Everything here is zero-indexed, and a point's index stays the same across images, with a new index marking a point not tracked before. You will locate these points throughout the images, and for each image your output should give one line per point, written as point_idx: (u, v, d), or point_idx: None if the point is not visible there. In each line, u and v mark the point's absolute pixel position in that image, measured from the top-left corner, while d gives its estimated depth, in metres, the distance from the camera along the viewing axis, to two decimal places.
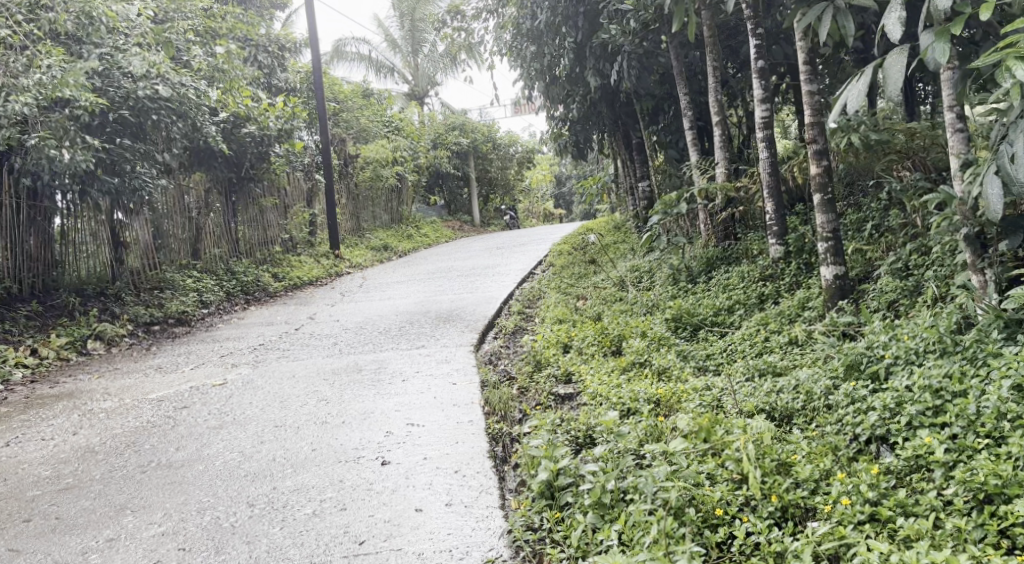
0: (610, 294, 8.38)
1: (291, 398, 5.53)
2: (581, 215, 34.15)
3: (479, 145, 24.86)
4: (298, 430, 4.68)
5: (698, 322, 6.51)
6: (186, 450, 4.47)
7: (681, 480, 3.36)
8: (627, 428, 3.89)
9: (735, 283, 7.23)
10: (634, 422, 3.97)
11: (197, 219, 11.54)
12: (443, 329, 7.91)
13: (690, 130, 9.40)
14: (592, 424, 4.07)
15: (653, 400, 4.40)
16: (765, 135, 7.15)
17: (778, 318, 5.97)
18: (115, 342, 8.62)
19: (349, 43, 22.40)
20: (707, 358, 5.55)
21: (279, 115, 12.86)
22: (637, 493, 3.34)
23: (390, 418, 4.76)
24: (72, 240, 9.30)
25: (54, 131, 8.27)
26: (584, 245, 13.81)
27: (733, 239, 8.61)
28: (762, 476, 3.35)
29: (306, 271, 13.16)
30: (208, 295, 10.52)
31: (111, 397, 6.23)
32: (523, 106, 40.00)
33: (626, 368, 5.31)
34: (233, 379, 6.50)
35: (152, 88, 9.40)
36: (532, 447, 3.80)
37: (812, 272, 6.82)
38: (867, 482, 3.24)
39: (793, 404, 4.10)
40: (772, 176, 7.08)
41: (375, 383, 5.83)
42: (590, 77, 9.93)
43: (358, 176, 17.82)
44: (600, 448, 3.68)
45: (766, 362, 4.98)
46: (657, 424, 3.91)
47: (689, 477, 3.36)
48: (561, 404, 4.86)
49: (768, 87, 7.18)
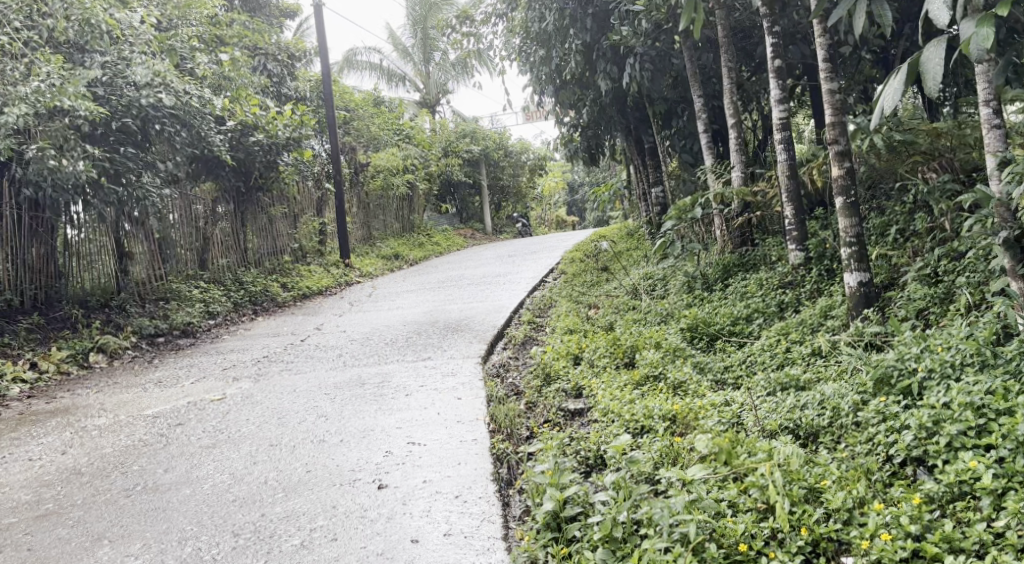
0: (623, 302, 8.13)
1: (289, 414, 5.30)
2: (594, 223, 33.88)
3: (491, 152, 24.67)
4: (293, 450, 4.45)
5: (715, 331, 6.24)
6: (175, 471, 4.25)
7: (701, 511, 3.10)
8: (641, 450, 3.63)
9: (753, 291, 6.95)
10: (648, 444, 3.71)
11: (205, 228, 11.37)
12: (451, 340, 7.67)
13: (705, 133, 9.14)
14: (605, 445, 3.83)
15: (669, 417, 4.13)
16: (783, 136, 6.89)
17: (800, 328, 5.70)
18: (118, 355, 8.43)
19: (360, 51, 22.35)
20: (725, 370, 5.29)
21: (287, 124, 12.62)
22: (651, 526, 3.09)
23: (391, 436, 4.52)
24: (75, 251, 9.10)
25: (54, 140, 8.08)
26: (596, 252, 13.55)
27: (750, 245, 8.35)
28: (790, 507, 3.09)
29: (315, 280, 12.96)
30: (214, 306, 10.33)
31: (106, 413, 6.02)
32: (536, 114, 39.79)
33: (640, 382, 5.02)
34: (233, 394, 6.29)
35: (155, 96, 9.20)
36: (539, 472, 3.55)
37: (834, 278, 6.55)
38: (908, 514, 2.97)
39: (818, 421, 3.83)
40: (791, 179, 6.85)
41: (377, 397, 5.59)
42: (601, 80, 9.70)
43: (369, 185, 17.66)
44: (614, 474, 3.43)
45: (788, 375, 4.71)
46: (673, 444, 3.65)
47: (710, 508, 3.11)
48: (571, 421, 4.60)
49: (786, 87, 6.89)
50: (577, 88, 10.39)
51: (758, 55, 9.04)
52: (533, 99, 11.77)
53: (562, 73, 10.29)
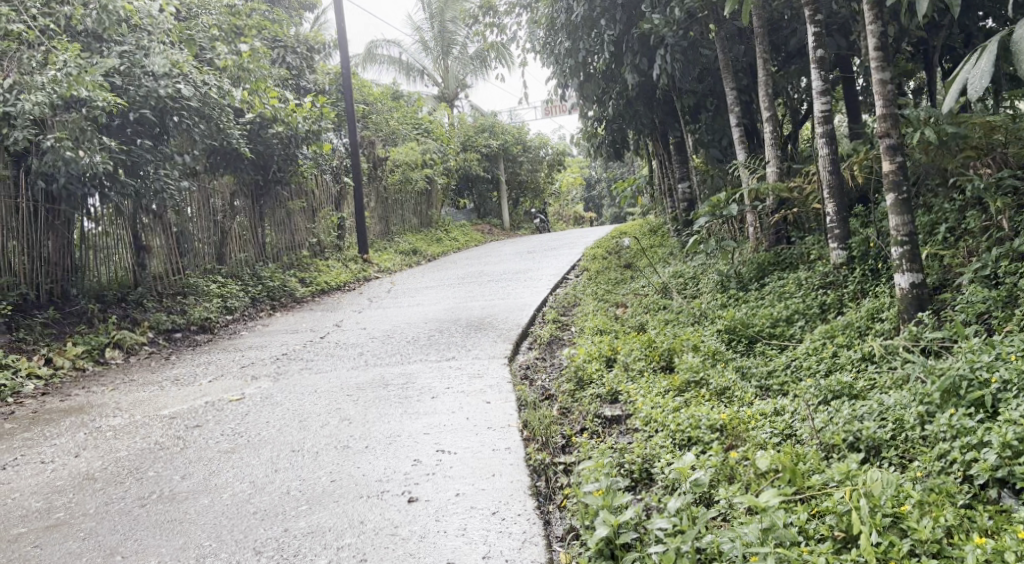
0: (653, 302, 7.86)
1: (311, 417, 5.07)
2: (611, 219, 33.62)
3: (509, 147, 24.45)
4: (316, 456, 4.22)
5: (754, 334, 5.98)
6: (192, 479, 4.02)
7: (775, 542, 2.86)
8: (697, 469, 3.37)
9: (792, 291, 6.68)
10: (702, 460, 3.46)
11: (223, 222, 11.18)
12: (475, 339, 7.43)
13: (737, 126, 8.84)
14: (655, 460, 3.58)
15: (718, 427, 3.87)
16: (824, 130, 6.59)
17: (847, 331, 5.42)
18: (134, 351, 8.25)
19: (381, 45, 22.18)
20: (769, 376, 5.04)
21: (306, 116, 12.37)
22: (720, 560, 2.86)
23: (419, 442, 4.28)
24: (92, 243, 8.92)
25: (71, 132, 7.86)
26: (618, 249, 13.28)
27: (785, 243, 8.12)
28: (874, 538, 2.85)
29: (334, 276, 12.77)
30: (233, 301, 10.14)
31: (121, 413, 5.81)
32: (554, 109, 39.53)
33: (680, 389, 4.76)
34: (252, 394, 6.06)
35: (173, 86, 9.02)
36: (586, 493, 3.30)
37: (879, 279, 6.26)
38: (1011, 549, 2.69)
39: (882, 433, 3.55)
40: (833, 175, 6.57)
41: (402, 400, 5.35)
42: (629, 73, 9.41)
43: (388, 179, 17.45)
44: (673, 496, 3.19)
45: (840, 381, 4.44)
46: (730, 461, 3.41)
47: (785, 537, 2.86)
48: (609, 430, 4.35)
49: (828, 79, 6.59)
50: (604, 80, 10.09)
51: (793, 45, 8.72)
52: (557, 92, 11.48)
53: (588, 65, 9.99)
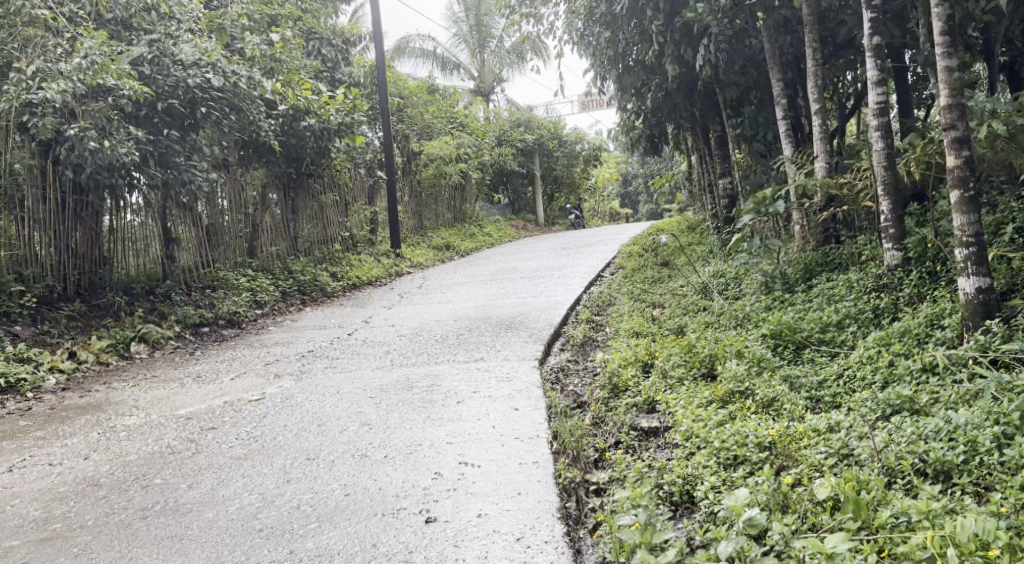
0: (692, 303, 7.50)
1: (330, 421, 4.81)
2: (647, 216, 33.18)
3: (545, 142, 24.14)
4: (331, 466, 3.95)
5: (802, 339, 5.62)
6: (199, 489, 3.78)
7: None
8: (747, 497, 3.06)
9: (842, 294, 6.30)
10: (751, 487, 3.14)
11: (254, 215, 11.01)
12: (505, 339, 7.15)
13: (783, 119, 8.43)
14: (699, 486, 3.26)
15: (766, 446, 3.54)
16: (880, 123, 6.16)
17: (904, 339, 5.04)
18: (160, 346, 8.08)
19: (413, 39, 21.81)
20: (819, 387, 4.69)
21: (339, 109, 12.13)
22: None
23: (441, 453, 4.00)
24: (120, 234, 8.76)
25: (96, 121, 7.71)
26: (655, 246, 12.91)
27: (834, 242, 7.72)
28: None
29: (365, 270, 12.58)
30: (262, 295, 9.98)
31: (138, 411, 5.61)
32: (590, 101, 39.06)
33: (723, 399, 4.42)
34: (273, 394, 5.83)
35: (202, 76, 8.81)
36: (621, 527, 3.01)
37: (938, 282, 5.85)
38: None
39: (952, 457, 3.21)
40: (888, 170, 6.15)
41: (426, 404, 5.07)
42: (670, 63, 9.02)
43: (421, 174, 17.21)
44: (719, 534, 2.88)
45: (899, 394, 4.08)
46: (781, 490, 3.08)
47: None
48: (646, 443, 4.03)
49: (884, 68, 6.18)
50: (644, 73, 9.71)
51: (843, 36, 8.30)
52: (595, 84, 11.11)
53: (628, 55, 9.62)
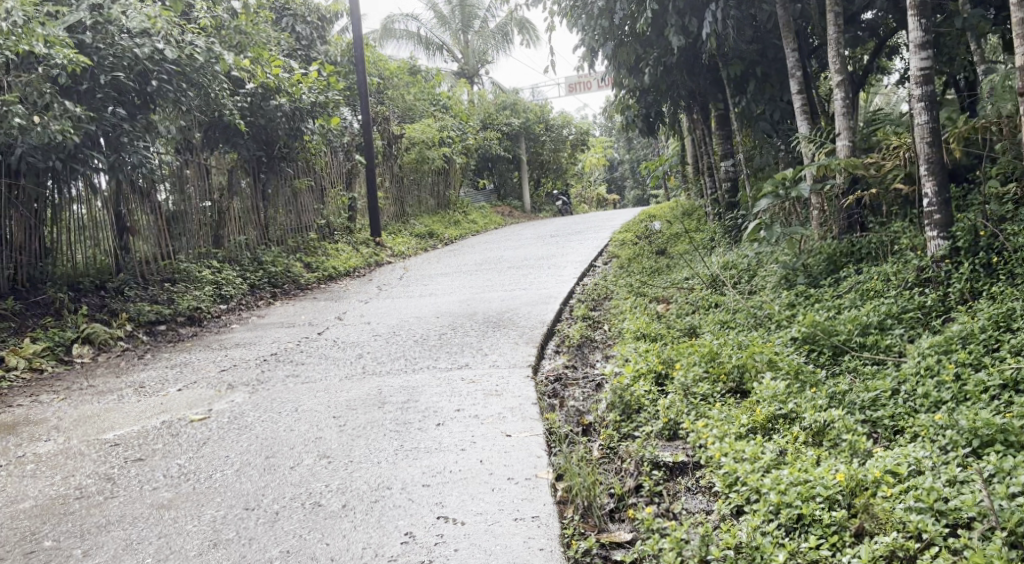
0: (702, 298, 6.67)
1: (280, 453, 3.94)
2: (635, 202, 32.38)
3: (531, 125, 23.23)
4: (274, 520, 3.12)
5: (840, 344, 4.80)
6: (97, 558, 2.99)
7: None
8: None
9: (879, 289, 5.46)
10: None
11: (219, 202, 10.01)
12: (493, 341, 6.27)
13: (799, 94, 7.57)
14: None
15: (836, 500, 2.82)
16: (924, 92, 5.27)
17: (970, 346, 4.19)
18: (106, 348, 7.12)
19: (397, 19, 20.82)
20: (874, 405, 3.88)
21: (313, 87, 11.19)
22: None
23: (415, 502, 3.16)
24: (65, 223, 7.82)
25: (26, 94, 6.85)
26: (650, 233, 12.09)
27: (859, 230, 6.85)
28: None
29: (343, 260, 11.67)
30: (227, 289, 9.03)
31: (58, 435, 4.70)
32: (576, 83, 38.18)
33: (764, 424, 3.59)
34: (220, 413, 4.92)
35: (152, 46, 7.77)
36: None
37: (996, 275, 5.06)
38: None
39: None
40: (932, 147, 5.28)
41: (399, 428, 4.18)
42: (672, 35, 8.12)
43: (402, 158, 16.23)
44: None
45: (987, 422, 3.26)
46: None
47: None
48: (676, 488, 3.23)
49: (930, 28, 5.27)
50: (641, 46, 8.80)
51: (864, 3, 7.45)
52: (587, 60, 10.18)
53: (623, 26, 8.71)
